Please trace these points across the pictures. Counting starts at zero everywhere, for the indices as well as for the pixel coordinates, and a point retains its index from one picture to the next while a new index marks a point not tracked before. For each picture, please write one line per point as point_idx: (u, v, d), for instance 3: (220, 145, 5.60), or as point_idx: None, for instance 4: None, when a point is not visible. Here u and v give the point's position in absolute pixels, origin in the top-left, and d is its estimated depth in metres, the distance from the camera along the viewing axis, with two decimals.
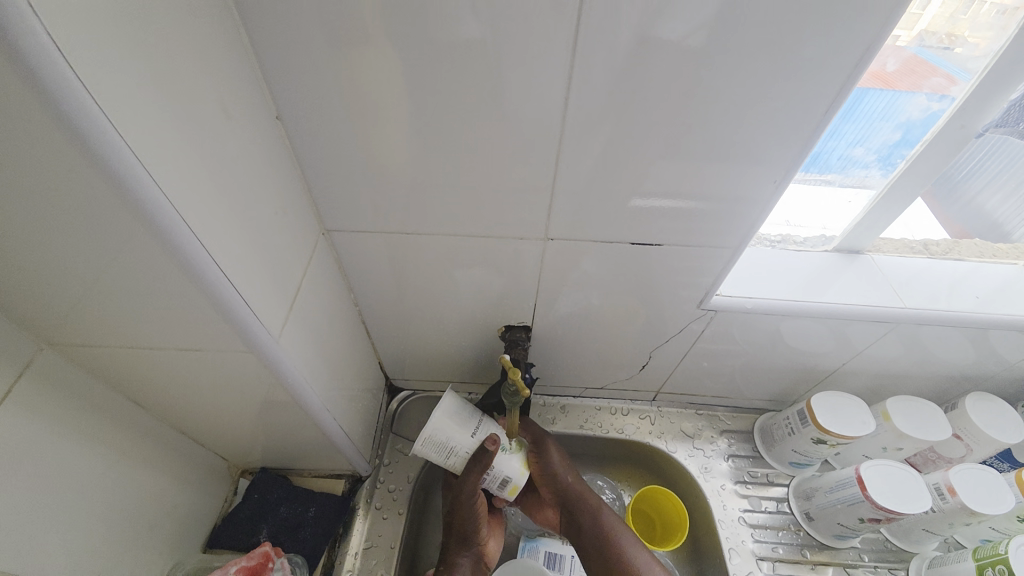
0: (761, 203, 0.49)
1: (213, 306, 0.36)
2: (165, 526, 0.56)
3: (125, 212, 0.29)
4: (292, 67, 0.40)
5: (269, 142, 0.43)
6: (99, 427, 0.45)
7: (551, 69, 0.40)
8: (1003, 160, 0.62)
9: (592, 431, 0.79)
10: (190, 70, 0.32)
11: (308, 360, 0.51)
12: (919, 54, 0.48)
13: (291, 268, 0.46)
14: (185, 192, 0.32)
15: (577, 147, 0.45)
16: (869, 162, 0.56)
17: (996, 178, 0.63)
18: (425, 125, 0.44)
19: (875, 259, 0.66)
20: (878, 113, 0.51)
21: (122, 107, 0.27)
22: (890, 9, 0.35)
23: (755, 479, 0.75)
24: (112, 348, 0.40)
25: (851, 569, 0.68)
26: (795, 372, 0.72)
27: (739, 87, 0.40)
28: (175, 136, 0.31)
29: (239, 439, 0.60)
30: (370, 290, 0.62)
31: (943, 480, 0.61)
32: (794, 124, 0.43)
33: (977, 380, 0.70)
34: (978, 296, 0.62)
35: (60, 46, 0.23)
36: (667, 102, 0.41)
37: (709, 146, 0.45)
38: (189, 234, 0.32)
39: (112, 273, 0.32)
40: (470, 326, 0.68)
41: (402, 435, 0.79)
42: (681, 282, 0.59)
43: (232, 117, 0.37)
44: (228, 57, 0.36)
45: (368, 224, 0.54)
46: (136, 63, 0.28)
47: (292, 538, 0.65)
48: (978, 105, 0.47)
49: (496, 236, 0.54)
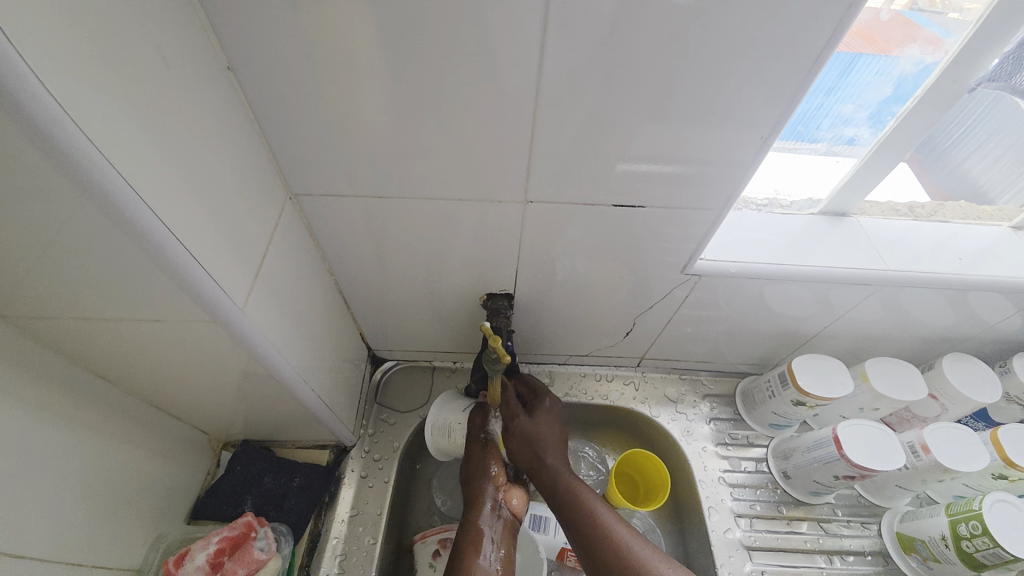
0: (746, 164, 0.48)
1: (169, 276, 0.34)
2: (145, 499, 0.55)
3: (55, 174, 0.26)
4: (242, 12, 0.36)
5: (222, 99, 0.40)
6: (64, 402, 0.44)
7: (526, 15, 0.37)
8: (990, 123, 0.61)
9: (577, 398, 0.79)
10: (119, 9, 0.29)
11: (281, 331, 0.49)
12: (899, 15, 0.46)
13: (255, 235, 0.44)
14: (123, 151, 0.29)
15: (556, 102, 0.42)
16: (859, 120, 0.54)
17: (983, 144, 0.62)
18: (393, 79, 0.41)
19: (860, 221, 0.65)
20: (871, 68, 0.49)
21: (37, 45, 0.23)
22: None
23: (736, 441, 0.76)
24: (67, 320, 0.38)
25: (825, 523, 0.70)
26: (777, 336, 0.73)
27: (728, 37, 0.38)
28: (108, 88, 0.28)
29: (217, 412, 0.59)
30: (346, 257, 0.60)
31: (917, 439, 0.63)
32: (784, 77, 0.40)
33: (954, 341, 0.71)
34: (961, 258, 0.62)
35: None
36: (652, 52, 0.39)
37: (693, 104, 0.42)
38: (131, 195, 0.29)
39: (52, 240, 0.30)
40: (451, 294, 0.67)
41: (387, 405, 0.79)
42: (665, 248, 0.58)
43: (178, 71, 0.34)
44: (167, 0, 0.33)
45: (340, 188, 0.51)
46: (51, 2, 0.24)
47: (277, 508, 0.65)
48: (970, 58, 0.45)
49: (473, 200, 0.52)
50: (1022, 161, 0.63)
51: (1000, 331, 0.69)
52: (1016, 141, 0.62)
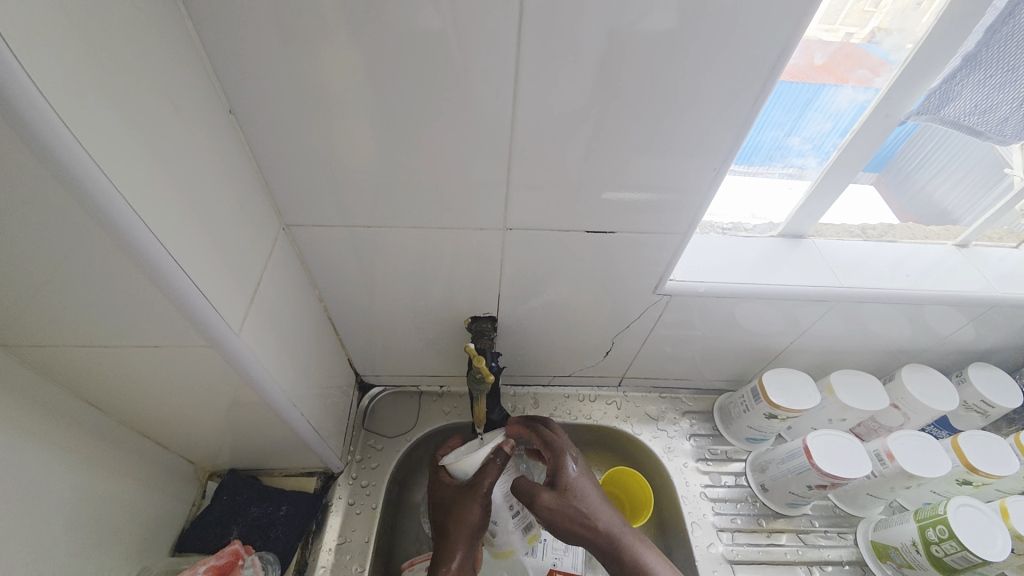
0: (703, 191, 0.52)
1: (170, 301, 0.36)
2: (129, 530, 0.55)
3: (71, 206, 0.28)
4: (244, 61, 0.40)
5: (223, 138, 0.43)
6: (55, 431, 0.45)
7: (503, 62, 0.41)
8: (950, 151, 0.67)
9: (562, 418, 0.81)
10: (135, 59, 0.32)
11: (274, 356, 0.51)
12: (853, 45, 0.50)
13: (250, 264, 0.46)
14: (135, 187, 0.32)
15: (530, 137, 0.47)
16: (805, 152, 0.60)
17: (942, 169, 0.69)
18: (380, 119, 0.45)
19: (816, 243, 0.70)
20: (812, 104, 0.54)
21: (62, 92, 0.26)
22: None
23: (715, 456, 0.79)
24: (66, 348, 0.39)
25: (804, 535, 0.72)
26: (749, 353, 0.76)
27: (680, 79, 0.43)
28: (123, 130, 0.31)
29: (204, 440, 0.59)
30: (335, 285, 0.63)
31: (882, 447, 0.66)
32: (731, 108, 0.45)
33: (913, 353, 0.76)
34: (910, 275, 0.67)
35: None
36: (614, 93, 0.43)
37: (652, 135, 0.47)
38: (142, 225, 0.32)
39: (59, 268, 0.32)
40: (437, 319, 0.69)
41: (374, 430, 0.79)
42: (638, 271, 0.62)
43: (184, 113, 0.37)
44: (175, 51, 0.36)
45: (330, 220, 0.54)
46: (75, 55, 0.27)
47: (263, 536, 0.64)
48: (897, 95, 0.51)
49: (457, 229, 0.56)
50: (981, 184, 0.69)
51: (953, 342, 0.74)
52: (973, 166, 0.68)
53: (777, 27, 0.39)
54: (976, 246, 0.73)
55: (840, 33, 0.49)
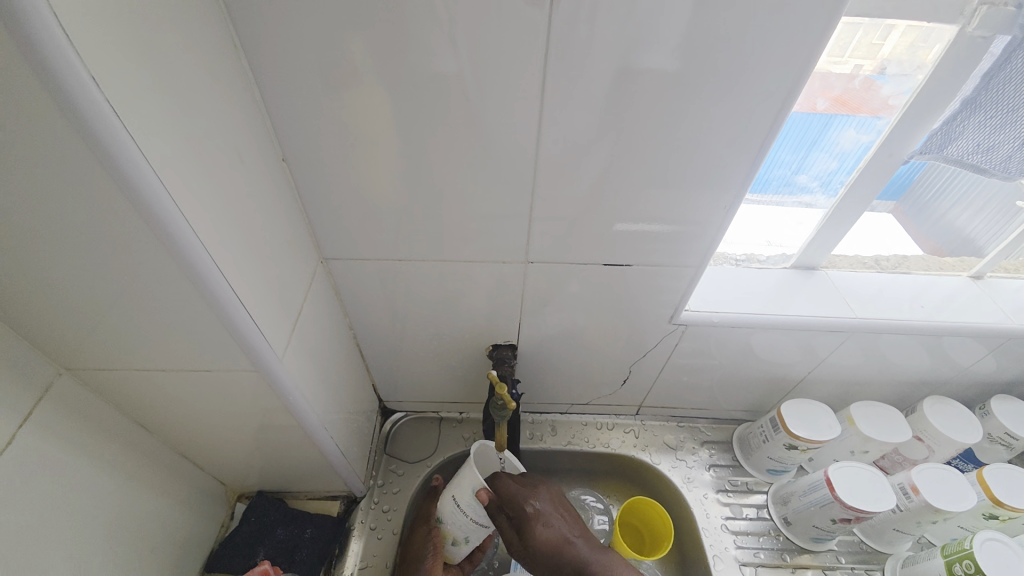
0: (716, 224, 0.55)
1: (223, 327, 0.40)
2: (164, 548, 0.57)
3: (153, 239, 0.32)
4: (295, 113, 0.45)
5: (274, 180, 0.47)
6: (109, 448, 0.48)
7: (526, 109, 0.45)
8: (968, 181, 0.68)
9: (579, 446, 0.82)
10: (209, 112, 0.37)
11: (308, 380, 0.54)
12: (866, 77, 0.51)
13: (292, 293, 0.50)
14: (205, 222, 0.36)
15: (550, 175, 0.50)
16: (813, 188, 0.62)
17: (962, 197, 0.70)
18: (413, 161, 0.49)
19: (830, 275, 0.71)
20: (817, 144, 0.57)
21: (153, 141, 0.31)
22: (811, 44, 0.41)
23: (736, 487, 0.78)
24: (127, 370, 0.43)
25: (829, 571, 0.71)
26: (767, 382, 0.77)
27: (690, 119, 0.46)
28: (199, 174, 0.35)
29: (237, 462, 0.62)
30: (364, 313, 0.66)
31: (906, 480, 0.65)
32: (743, 145, 0.48)
33: (935, 384, 0.75)
34: (927, 306, 0.68)
35: (105, 97, 0.27)
36: (628, 133, 0.47)
37: (666, 172, 0.50)
38: (208, 257, 0.36)
39: (134, 296, 0.36)
40: (459, 347, 0.72)
41: (396, 456, 0.81)
42: (653, 301, 0.64)
43: (244, 158, 0.42)
44: (239, 105, 0.41)
45: (363, 253, 0.58)
46: (165, 110, 0.32)
47: (288, 559, 0.66)
48: (899, 137, 0.54)
49: (480, 261, 0.59)
50: (1004, 212, 0.69)
51: (977, 373, 0.73)
52: (995, 194, 0.68)
53: (782, 69, 0.42)
54: (993, 277, 0.73)
55: (848, 65, 0.51)
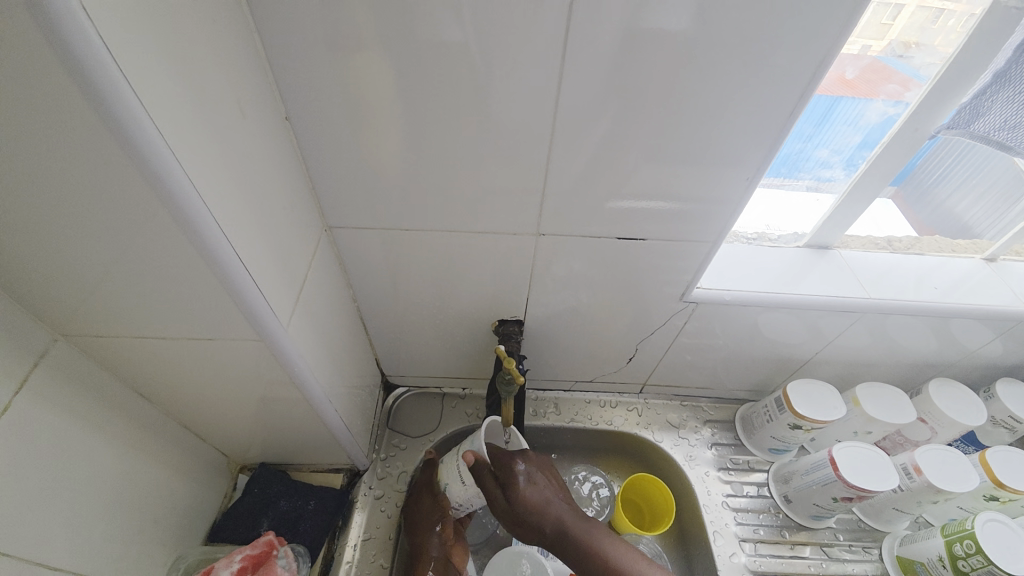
0: (734, 200, 0.53)
1: (227, 294, 0.38)
2: (167, 517, 0.57)
3: (153, 198, 0.30)
4: (299, 71, 0.42)
5: (278, 142, 0.45)
6: (107, 417, 0.47)
7: (544, 73, 0.43)
8: (970, 166, 0.68)
9: (582, 423, 0.82)
10: (209, 65, 0.34)
11: (313, 353, 0.53)
12: (876, 59, 0.51)
13: (297, 263, 0.48)
14: (208, 184, 0.34)
15: (566, 145, 0.48)
16: (834, 164, 0.61)
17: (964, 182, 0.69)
18: (423, 128, 0.47)
19: (843, 255, 0.70)
20: (838, 117, 0.56)
21: (149, 90, 0.28)
22: (852, 7, 0.38)
23: (737, 466, 0.79)
24: (126, 338, 0.42)
25: (827, 548, 0.72)
26: (772, 362, 0.76)
27: (715, 89, 0.44)
28: (200, 132, 0.33)
29: (239, 433, 0.62)
30: (368, 286, 0.65)
31: (910, 460, 0.66)
32: (768, 119, 0.46)
33: (941, 367, 0.75)
34: (939, 288, 0.67)
35: (99, 36, 0.25)
36: (650, 103, 0.45)
37: (687, 145, 0.48)
38: (210, 220, 0.34)
39: (134, 258, 0.34)
40: (465, 322, 0.70)
41: (398, 430, 0.81)
42: (663, 279, 0.63)
43: (247, 117, 0.39)
44: (241, 60, 0.39)
45: (368, 222, 0.56)
46: (163, 61, 0.29)
47: (291, 530, 0.66)
48: (929, 110, 0.52)
49: (488, 233, 0.57)
50: (1004, 200, 0.69)
51: (983, 357, 0.73)
52: (995, 182, 0.68)
53: (818, 35, 0.40)
54: (1006, 260, 0.72)
55: (856, 46, 0.50)
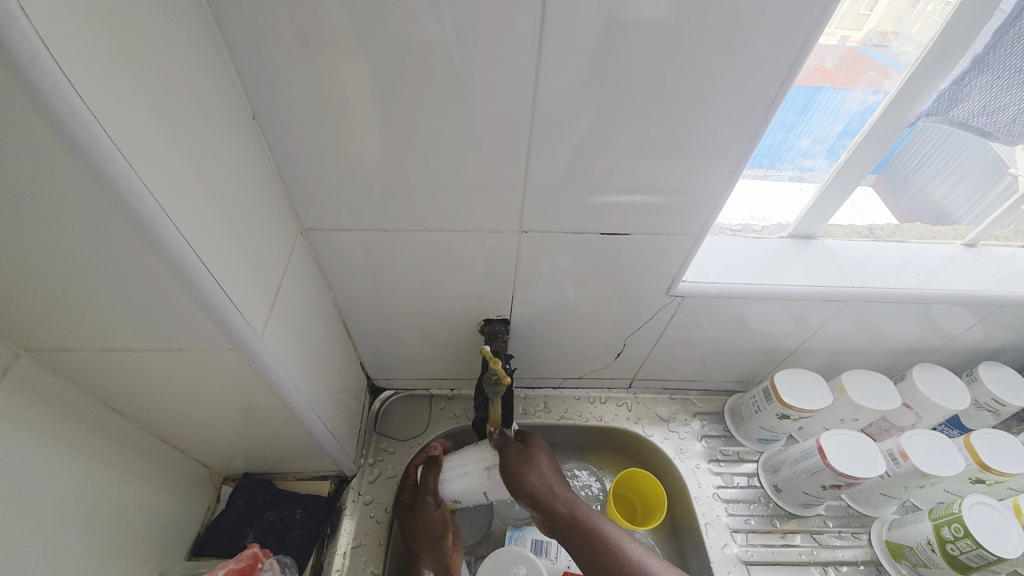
0: (718, 192, 0.53)
1: (197, 302, 0.36)
2: (146, 534, 0.55)
3: (110, 206, 0.29)
4: (267, 68, 0.41)
5: (246, 143, 0.43)
6: (77, 433, 0.45)
7: (521, 66, 0.42)
8: (947, 151, 0.69)
9: (572, 421, 0.81)
10: (166, 63, 0.32)
11: (292, 359, 0.51)
12: (853, 50, 0.51)
13: (272, 267, 0.47)
14: (168, 188, 0.32)
15: (547, 141, 0.47)
16: (816, 153, 0.61)
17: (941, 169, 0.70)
18: (399, 126, 0.45)
19: (826, 244, 0.70)
20: (819, 107, 0.56)
21: (98, 91, 0.26)
22: None
23: (727, 457, 0.79)
24: (91, 351, 0.40)
25: (818, 535, 0.72)
26: (759, 353, 0.76)
27: (695, 80, 0.43)
28: (157, 135, 0.31)
29: (220, 444, 0.60)
30: (350, 288, 0.63)
31: (896, 445, 0.66)
32: (749, 109, 0.45)
33: (923, 353, 0.76)
34: (920, 275, 0.67)
35: (38, 35, 0.23)
36: (630, 96, 0.44)
37: (669, 138, 0.48)
38: (171, 226, 0.32)
39: (94, 268, 0.32)
40: (451, 322, 0.69)
41: (386, 434, 0.80)
42: (649, 273, 0.62)
43: (210, 117, 0.38)
44: (203, 57, 0.37)
45: (346, 224, 0.55)
46: (113, 60, 0.28)
47: (279, 540, 0.65)
48: (908, 97, 0.52)
49: (470, 231, 0.56)
50: (979, 187, 0.71)
51: (964, 341, 0.74)
52: (970, 169, 0.70)
53: (797, 24, 0.39)
54: (986, 245, 0.73)
55: (834, 37, 0.50)
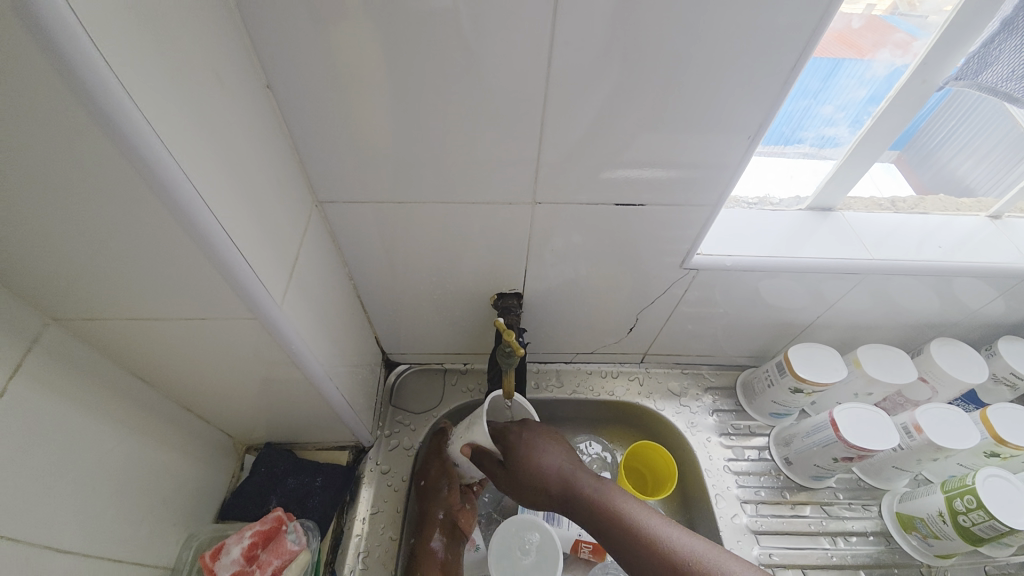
0: (735, 163, 0.52)
1: (218, 272, 0.37)
2: (176, 498, 0.58)
3: (131, 176, 0.29)
4: (279, 36, 0.40)
5: (260, 114, 0.43)
6: (106, 401, 0.47)
7: (536, 32, 0.41)
8: (975, 125, 0.65)
9: (584, 395, 0.82)
10: (180, 32, 0.32)
11: (310, 331, 0.52)
12: (876, 17, 0.50)
13: (289, 239, 0.47)
14: (187, 160, 0.32)
15: (561, 110, 0.46)
16: (838, 121, 0.59)
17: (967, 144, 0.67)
18: (411, 96, 0.45)
19: (845, 216, 0.69)
20: (844, 70, 0.54)
21: (116, 62, 0.26)
22: None
23: (738, 430, 0.79)
24: (118, 320, 0.41)
25: (827, 506, 0.73)
26: (773, 328, 0.76)
27: (715, 44, 0.41)
28: (175, 104, 0.31)
29: (242, 414, 0.62)
30: (364, 262, 0.64)
31: (910, 419, 0.66)
32: (771, 77, 0.44)
33: (942, 327, 0.75)
34: (942, 247, 0.66)
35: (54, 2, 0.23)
36: (648, 63, 0.43)
37: (687, 107, 0.46)
38: (192, 197, 0.32)
39: (118, 238, 0.33)
40: (464, 297, 0.70)
41: (401, 407, 0.81)
42: (664, 247, 0.62)
43: (225, 86, 0.37)
44: (215, 26, 0.36)
45: (359, 197, 0.55)
46: (129, 29, 0.28)
47: (301, 506, 0.67)
48: (938, 60, 0.50)
49: (483, 204, 0.56)
50: (1006, 161, 0.67)
51: (985, 315, 0.73)
52: (998, 143, 0.66)
53: None
54: (1012, 217, 0.71)
55: (858, 5, 0.48)
